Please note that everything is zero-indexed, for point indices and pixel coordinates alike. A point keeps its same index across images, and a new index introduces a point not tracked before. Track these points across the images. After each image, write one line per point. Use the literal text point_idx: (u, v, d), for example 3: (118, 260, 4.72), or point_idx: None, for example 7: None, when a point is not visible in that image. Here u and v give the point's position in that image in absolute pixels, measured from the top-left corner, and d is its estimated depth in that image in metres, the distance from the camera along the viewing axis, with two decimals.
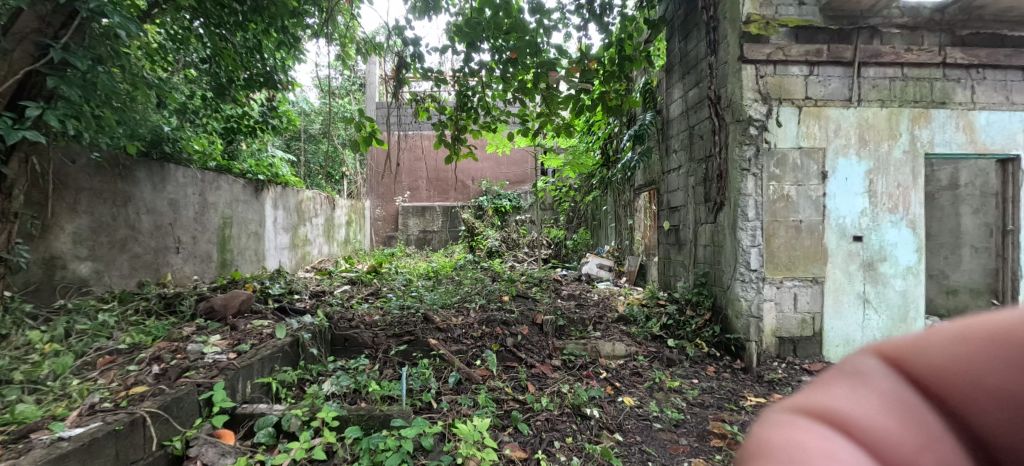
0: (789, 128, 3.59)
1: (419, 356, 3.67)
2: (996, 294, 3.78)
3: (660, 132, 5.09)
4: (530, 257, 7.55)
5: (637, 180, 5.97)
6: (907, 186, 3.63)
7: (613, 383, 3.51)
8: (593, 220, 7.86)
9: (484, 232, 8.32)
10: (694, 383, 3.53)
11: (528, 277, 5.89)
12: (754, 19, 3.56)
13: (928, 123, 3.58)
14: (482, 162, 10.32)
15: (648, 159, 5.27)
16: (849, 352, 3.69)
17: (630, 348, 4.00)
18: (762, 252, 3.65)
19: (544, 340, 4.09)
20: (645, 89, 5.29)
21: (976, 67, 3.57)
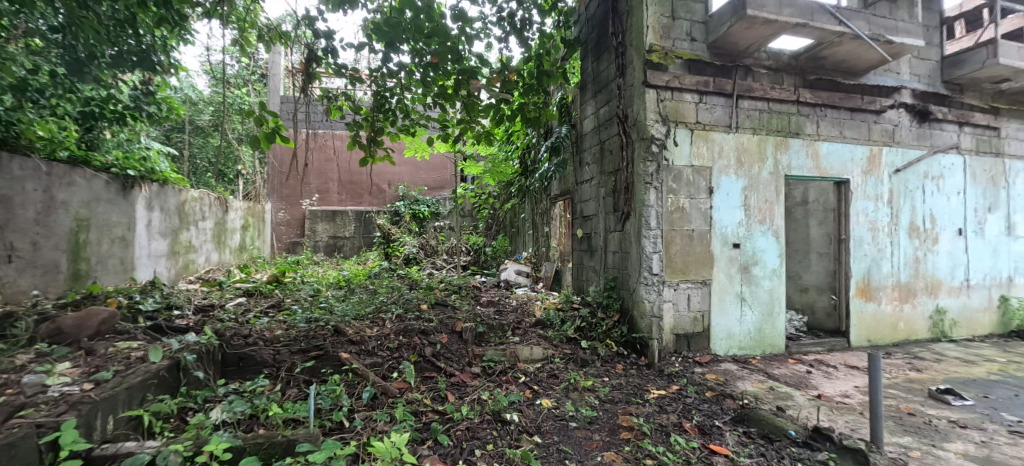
0: (683, 148, 4.07)
1: (329, 372, 3.43)
2: (835, 291, 4.58)
3: (574, 145, 5.39)
4: (448, 264, 7.44)
5: (553, 189, 6.24)
6: (772, 202, 4.30)
7: (531, 387, 3.62)
8: (511, 227, 7.96)
9: (400, 238, 7.93)
10: (605, 380, 3.79)
11: (447, 284, 5.80)
12: (656, 49, 3.98)
13: (787, 149, 4.29)
14: (400, 166, 9.96)
15: (563, 170, 5.52)
16: (730, 344, 4.24)
17: (547, 351, 4.17)
18: (662, 257, 4.05)
19: (463, 347, 4.07)
20: (561, 104, 5.58)
21: (820, 106, 4.36)
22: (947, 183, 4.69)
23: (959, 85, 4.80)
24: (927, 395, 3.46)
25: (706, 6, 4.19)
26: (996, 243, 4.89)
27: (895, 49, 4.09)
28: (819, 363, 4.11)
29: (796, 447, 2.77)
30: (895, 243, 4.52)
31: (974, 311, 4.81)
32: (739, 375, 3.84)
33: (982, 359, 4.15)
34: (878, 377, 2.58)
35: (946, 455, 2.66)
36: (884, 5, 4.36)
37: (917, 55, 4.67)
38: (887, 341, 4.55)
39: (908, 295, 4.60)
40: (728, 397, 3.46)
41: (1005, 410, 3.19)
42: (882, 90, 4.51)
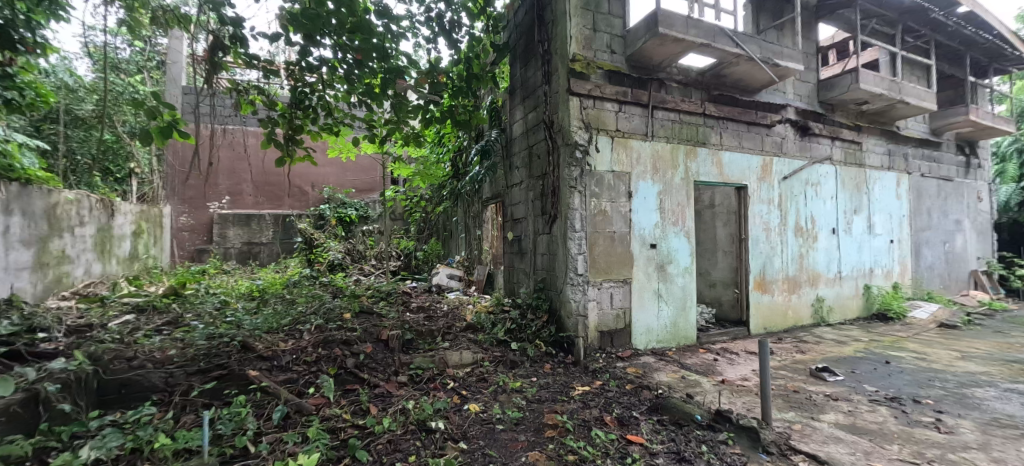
0: (604, 154, 4.30)
1: (234, 393, 3.14)
2: (737, 285, 5.10)
3: (503, 149, 5.45)
4: (377, 270, 7.11)
5: (484, 192, 6.25)
6: (683, 205, 4.69)
7: (459, 392, 3.60)
8: (444, 231, 7.83)
9: (325, 244, 7.39)
10: (533, 381, 3.87)
11: (375, 291, 5.55)
12: (578, 58, 4.19)
13: (695, 157, 4.70)
14: (324, 167, 9.32)
15: (493, 173, 5.56)
16: (649, 338, 4.54)
17: (477, 355, 4.16)
18: (586, 258, 4.24)
19: (389, 356, 3.92)
20: (491, 108, 5.63)
21: (721, 119, 4.83)
22: (822, 188, 5.45)
23: (830, 105, 5.59)
24: (808, 374, 3.98)
25: (624, 22, 4.47)
26: (860, 239, 5.76)
27: (781, 71, 4.67)
28: (724, 351, 4.54)
29: (701, 430, 3.03)
30: (783, 241, 5.15)
31: (845, 298, 5.63)
32: (656, 367, 4.13)
33: (851, 339, 4.87)
34: (767, 361, 2.93)
35: (821, 425, 3.09)
36: (772, 32, 4.97)
37: (799, 78, 5.36)
38: (779, 328, 5.15)
39: (795, 287, 5.25)
40: (645, 388, 3.70)
41: (866, 383, 3.76)
42: (771, 107, 5.12)
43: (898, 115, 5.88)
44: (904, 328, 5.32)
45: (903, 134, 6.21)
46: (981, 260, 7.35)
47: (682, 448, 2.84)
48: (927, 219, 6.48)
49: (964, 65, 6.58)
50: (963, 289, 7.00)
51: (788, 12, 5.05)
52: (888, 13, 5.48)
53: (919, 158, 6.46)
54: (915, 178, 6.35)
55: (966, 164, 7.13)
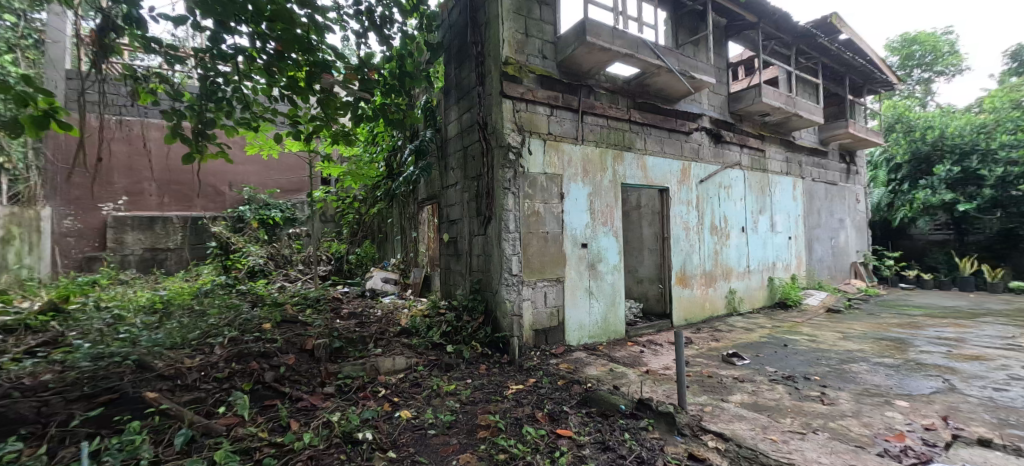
0: (537, 156, 4.40)
1: (126, 420, 2.78)
2: (661, 281, 5.45)
3: (439, 150, 5.38)
4: (304, 275, 6.67)
5: (420, 193, 6.09)
6: (611, 206, 4.92)
7: (391, 400, 3.49)
8: (379, 234, 7.57)
9: (243, 249, 6.78)
10: (467, 383, 3.85)
11: (302, 298, 5.19)
12: (511, 62, 4.26)
13: (622, 161, 4.96)
14: (241, 164, 8.55)
15: (428, 174, 5.45)
16: (581, 334, 4.71)
17: (410, 360, 4.09)
18: (519, 258, 4.32)
19: (315, 366, 3.75)
20: (426, 107, 5.40)
21: (645, 125, 5.15)
22: (733, 191, 6.02)
23: (738, 116, 6.18)
24: (720, 360, 4.37)
25: (555, 28, 4.60)
26: (764, 237, 6.43)
27: (696, 83, 5.07)
28: (649, 343, 4.84)
29: (624, 419, 3.21)
30: (701, 239, 5.61)
31: (753, 289, 6.25)
32: (587, 362, 4.29)
33: (757, 327, 5.41)
34: (682, 350, 3.18)
35: (729, 405, 3.41)
36: (689, 47, 5.39)
37: (712, 90, 5.87)
38: (698, 319, 5.59)
39: (711, 281, 5.74)
40: (576, 382, 3.84)
41: (768, 365, 4.20)
42: (690, 115, 5.54)
43: (793, 126, 6.63)
44: (801, 314, 6.01)
45: (798, 143, 7.04)
46: (859, 253, 8.52)
47: (607, 438, 2.98)
48: (817, 218, 7.40)
49: (845, 85, 7.59)
50: (846, 278, 8.07)
51: (702, 30, 5.51)
52: (784, 37, 6.18)
53: (812, 165, 7.36)
54: (807, 183, 7.22)
55: (846, 170, 8.23)
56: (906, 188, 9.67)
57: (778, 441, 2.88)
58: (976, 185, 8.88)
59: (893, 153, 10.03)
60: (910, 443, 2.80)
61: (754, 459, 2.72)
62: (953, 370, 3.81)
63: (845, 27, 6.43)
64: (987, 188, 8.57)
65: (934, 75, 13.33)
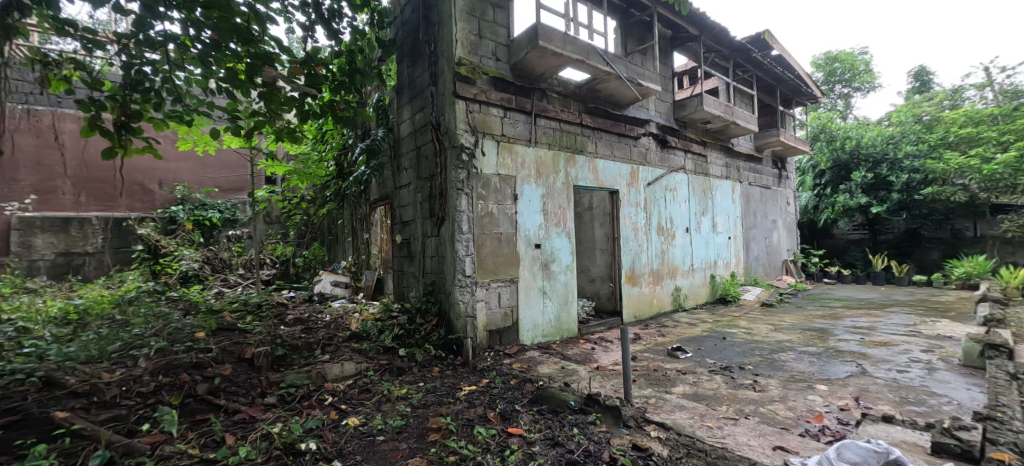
0: (490, 158, 4.41)
1: (30, 444, 2.53)
2: (612, 280, 5.64)
3: (391, 149, 5.25)
4: (246, 280, 6.26)
5: (372, 194, 5.91)
6: (564, 208, 5.02)
7: (338, 407, 3.38)
8: (329, 235, 7.17)
9: (175, 253, 6.29)
10: (419, 386, 3.79)
11: (241, 304, 4.86)
12: (464, 62, 4.24)
13: (575, 164, 5.08)
14: (174, 161, 7.97)
15: (380, 174, 5.30)
16: (535, 334, 4.77)
17: (360, 365, 3.97)
18: (473, 259, 4.31)
19: (255, 376, 3.56)
20: (378, 106, 5.24)
21: (596, 129, 5.30)
22: (679, 194, 6.34)
23: (683, 122, 6.50)
24: (666, 354, 4.59)
25: (508, 31, 4.63)
26: (706, 237, 6.82)
27: (644, 90, 5.28)
28: (600, 340, 4.98)
29: (574, 414, 3.30)
30: (649, 239, 5.85)
31: (696, 286, 6.61)
32: (539, 360, 4.35)
33: (699, 322, 5.72)
34: (627, 346, 3.32)
35: (672, 397, 3.59)
36: (637, 55, 5.61)
37: (659, 97, 6.14)
38: (646, 315, 5.83)
39: (658, 279, 6.01)
40: (528, 381, 3.88)
41: (708, 357, 4.47)
42: (638, 120, 5.78)
43: (731, 133, 7.08)
44: (740, 309, 6.42)
45: (736, 150, 7.53)
46: (789, 252, 9.22)
47: (557, 433, 3.04)
48: (753, 219, 7.95)
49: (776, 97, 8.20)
50: (779, 274, 8.71)
51: (649, 39, 5.76)
52: (723, 49, 6.59)
53: (748, 170, 7.90)
54: (744, 186, 7.73)
55: (778, 175, 8.89)
56: (829, 192, 10.52)
57: (714, 427, 3.08)
58: (885, 190, 9.90)
59: (818, 160, 10.84)
60: (827, 423, 3.09)
61: (692, 445, 2.89)
62: (865, 355, 4.23)
63: (776, 43, 6.95)
64: (896, 192, 9.58)
65: (853, 90, 14.77)
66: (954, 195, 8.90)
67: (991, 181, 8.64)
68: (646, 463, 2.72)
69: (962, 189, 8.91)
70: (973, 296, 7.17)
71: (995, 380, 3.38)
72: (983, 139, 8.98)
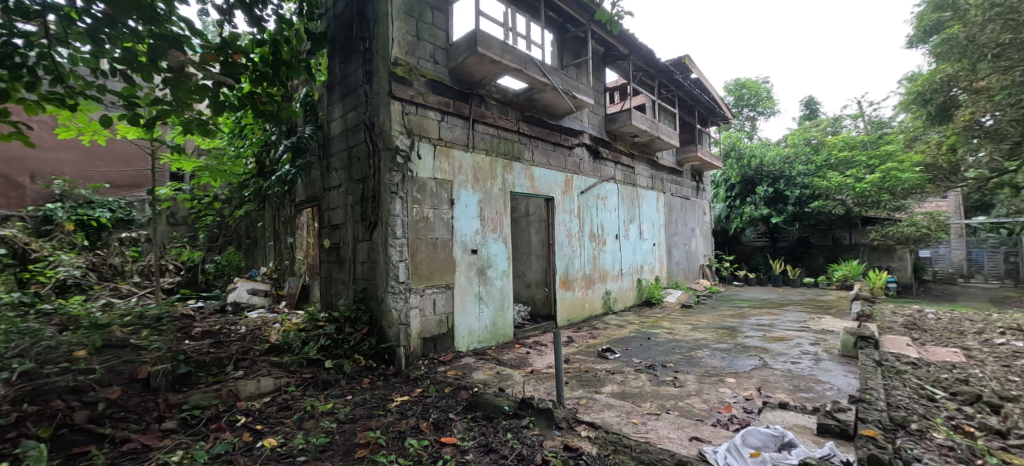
0: (426, 161, 4.32)
1: None
2: (547, 284, 5.77)
3: (320, 148, 4.95)
4: (141, 290, 5.51)
5: (298, 195, 5.52)
6: (500, 214, 5.05)
7: (252, 428, 3.09)
8: (247, 239, 7.02)
9: (50, 256, 5.42)
10: (347, 400, 3.58)
11: (135, 317, 4.21)
12: (401, 62, 4.13)
13: (512, 171, 5.15)
14: (52, 150, 6.93)
15: (308, 174, 4.98)
16: (471, 340, 4.72)
17: (279, 380, 3.68)
18: (407, 265, 4.19)
19: (149, 399, 3.18)
20: (306, 102, 5.02)
21: (532, 138, 5.41)
22: (609, 202, 6.68)
23: (614, 135, 6.88)
24: (596, 355, 4.79)
25: (447, 35, 4.59)
26: (634, 242, 7.24)
27: (578, 102, 5.49)
28: (535, 344, 5.06)
29: (507, 419, 3.31)
30: (581, 245, 6.08)
31: (624, 289, 6.98)
32: (475, 366, 4.30)
33: (627, 323, 6.04)
34: (560, 349, 3.41)
35: (602, 397, 3.75)
36: (572, 69, 5.85)
37: (592, 110, 6.45)
38: (579, 318, 6.04)
39: (590, 283, 6.26)
40: (463, 388, 3.82)
41: (634, 356, 4.74)
42: (572, 131, 6.01)
43: (656, 147, 7.61)
44: (663, 310, 6.90)
45: (660, 163, 8.11)
46: (705, 257, 10.06)
47: (490, 440, 3.04)
48: (674, 227, 8.60)
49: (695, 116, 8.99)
50: (696, 279, 9.45)
51: (584, 55, 6.03)
52: (649, 70, 7.09)
53: (671, 182, 8.55)
54: (667, 197, 8.34)
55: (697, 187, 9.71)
56: (739, 203, 11.75)
57: (638, 423, 3.26)
58: (782, 203, 11.20)
59: (729, 175, 11.96)
60: (735, 413, 3.41)
61: (618, 441, 3.01)
62: (766, 349, 4.76)
63: (696, 67, 7.66)
64: (790, 205, 10.86)
65: (758, 114, 16.57)
66: (835, 208, 10.24)
67: (863, 197, 9.92)
68: (576, 462, 2.79)
69: (840, 204, 10.33)
70: (846, 295, 8.32)
71: (865, 366, 3.96)
72: (856, 162, 10.77)
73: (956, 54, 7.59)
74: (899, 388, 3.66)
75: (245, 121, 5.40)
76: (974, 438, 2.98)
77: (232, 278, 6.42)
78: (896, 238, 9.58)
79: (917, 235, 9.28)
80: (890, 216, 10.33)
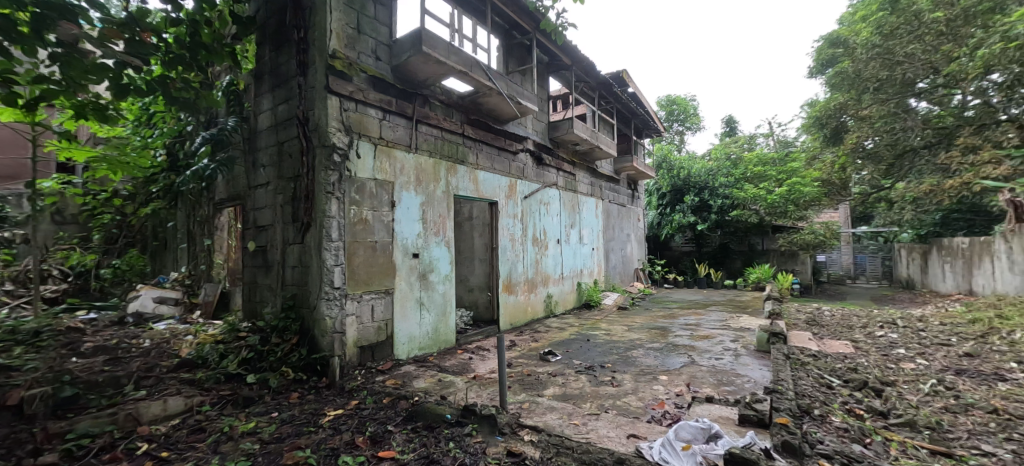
0: (366, 160, 4.13)
1: None
2: (490, 288, 5.75)
3: (245, 142, 4.55)
4: (14, 300, 4.76)
5: (220, 192, 5.05)
6: (443, 217, 4.96)
7: (156, 456, 2.72)
8: (153, 240, 6.55)
9: None
10: (271, 417, 3.28)
11: (5, 332, 3.57)
12: (339, 56, 3.92)
13: (455, 174, 5.08)
14: None
15: (230, 170, 4.56)
16: (411, 347, 4.55)
17: (191, 400, 3.29)
18: (343, 270, 3.96)
19: (22, 430, 2.69)
20: (229, 90, 4.61)
21: (476, 141, 5.38)
22: (551, 207, 6.82)
23: (557, 142, 7.07)
24: (538, 358, 4.85)
25: (390, 31, 4.45)
26: (574, 247, 7.45)
27: (522, 108, 5.56)
28: (477, 349, 5.00)
29: (450, 428, 3.22)
30: (524, 249, 6.14)
31: (565, 293, 7.15)
32: (415, 375, 4.15)
33: (567, 326, 6.18)
34: (503, 352, 3.39)
35: (544, 400, 3.80)
36: (517, 75, 5.92)
37: (536, 117, 6.57)
38: (521, 322, 6.07)
39: (532, 286, 6.32)
40: (402, 398, 3.65)
41: (575, 358, 4.87)
42: (516, 136, 6.06)
43: (596, 156, 7.92)
44: (601, 313, 7.15)
45: (600, 171, 8.44)
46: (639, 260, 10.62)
47: (432, 450, 2.94)
48: (611, 232, 8.99)
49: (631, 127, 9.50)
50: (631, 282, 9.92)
51: (528, 62, 6.14)
52: (590, 81, 7.39)
53: (609, 189, 8.93)
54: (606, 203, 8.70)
55: (632, 195, 10.24)
56: (669, 210, 12.55)
57: (579, 424, 3.33)
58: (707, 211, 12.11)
59: (661, 184, 12.73)
60: (668, 408, 3.61)
61: (561, 443, 3.04)
62: (693, 347, 5.12)
63: (632, 82, 8.11)
64: (714, 214, 11.76)
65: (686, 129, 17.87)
66: (752, 217, 11.19)
67: (773, 208, 11.05)
68: None
69: (755, 213, 11.34)
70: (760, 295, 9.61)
71: (776, 359, 4.42)
72: (768, 176, 11.92)
73: (845, 86, 9.26)
74: (804, 378, 4.11)
75: (155, 108, 4.88)
76: (864, 419, 3.42)
77: (135, 285, 6.05)
78: (799, 244, 10.81)
79: (816, 241, 10.60)
80: (795, 225, 11.54)
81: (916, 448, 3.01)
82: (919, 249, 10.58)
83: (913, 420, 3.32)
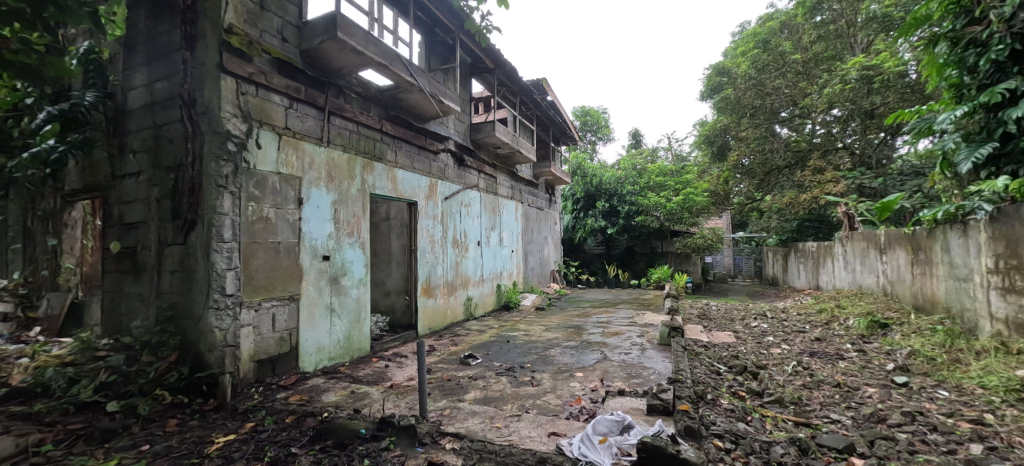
0: (268, 151, 3.69)
1: None
2: (408, 292, 5.51)
3: (110, 123, 3.84)
4: None
5: (75, 180, 4.21)
6: (358, 217, 4.62)
7: None
8: None
9: None
10: (141, 451, 2.73)
11: None
12: (237, 32, 3.47)
13: (372, 171, 4.77)
14: None
15: (89, 154, 3.79)
16: (319, 358, 4.16)
17: (24, 439, 2.62)
18: (237, 275, 3.48)
19: None
20: (87, 59, 3.86)
21: (394, 138, 5.13)
22: (472, 209, 6.76)
23: (478, 144, 7.04)
24: (459, 362, 4.75)
25: (300, 12, 4.06)
26: (494, 250, 7.47)
27: (445, 108, 5.44)
28: (393, 356, 4.73)
29: (365, 444, 2.97)
30: (444, 251, 6.00)
31: (485, 295, 7.12)
32: (324, 388, 3.78)
33: (487, 328, 6.16)
34: (424, 358, 3.22)
35: (466, 405, 3.71)
36: (438, 74, 5.79)
37: (458, 117, 6.46)
38: (440, 326, 5.90)
39: (451, 289, 6.19)
40: (309, 415, 3.28)
41: (495, 360, 4.87)
42: (438, 136, 5.89)
43: (517, 160, 8.04)
44: (520, 314, 7.27)
45: (519, 176, 8.59)
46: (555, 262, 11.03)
47: None
48: (530, 235, 9.21)
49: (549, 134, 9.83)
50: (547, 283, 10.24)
51: (451, 61, 6.03)
52: (512, 86, 7.50)
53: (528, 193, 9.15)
54: (524, 207, 8.88)
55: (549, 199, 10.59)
56: (582, 214, 13.24)
57: (501, 426, 3.30)
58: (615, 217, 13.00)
59: (576, 190, 13.36)
60: (584, 404, 3.76)
61: (483, 449, 2.98)
62: (605, 344, 5.42)
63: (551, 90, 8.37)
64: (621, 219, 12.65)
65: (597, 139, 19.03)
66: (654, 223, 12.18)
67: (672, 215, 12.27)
68: None
69: (655, 219, 12.36)
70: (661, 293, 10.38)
71: (676, 351, 4.87)
72: (667, 185, 13.30)
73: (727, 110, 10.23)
74: (698, 367, 4.59)
75: None
76: (745, 400, 3.91)
77: None
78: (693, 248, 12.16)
79: (705, 243, 12.07)
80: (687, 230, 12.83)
81: (785, 421, 3.51)
82: (781, 251, 12.40)
83: (782, 397, 3.89)
